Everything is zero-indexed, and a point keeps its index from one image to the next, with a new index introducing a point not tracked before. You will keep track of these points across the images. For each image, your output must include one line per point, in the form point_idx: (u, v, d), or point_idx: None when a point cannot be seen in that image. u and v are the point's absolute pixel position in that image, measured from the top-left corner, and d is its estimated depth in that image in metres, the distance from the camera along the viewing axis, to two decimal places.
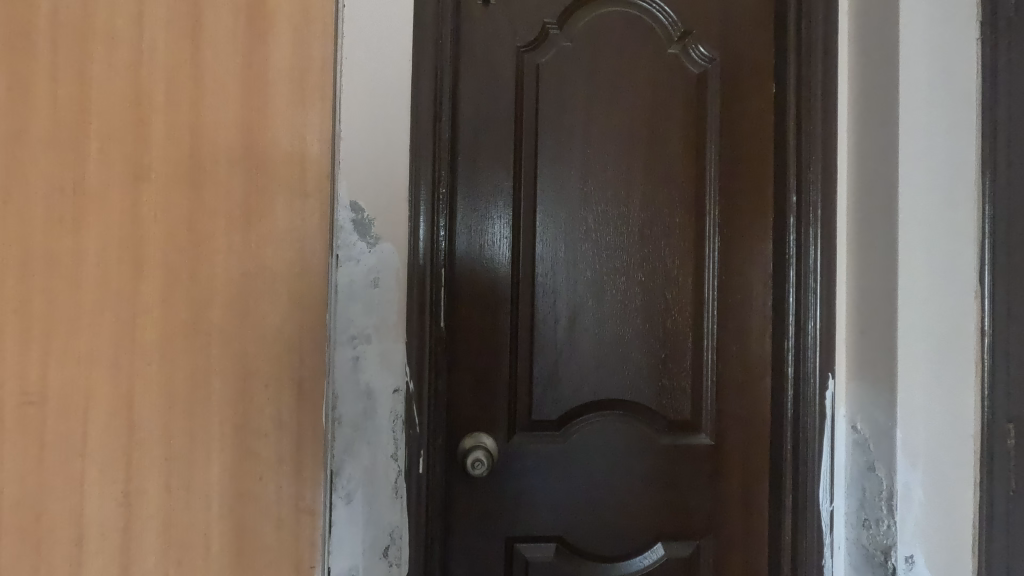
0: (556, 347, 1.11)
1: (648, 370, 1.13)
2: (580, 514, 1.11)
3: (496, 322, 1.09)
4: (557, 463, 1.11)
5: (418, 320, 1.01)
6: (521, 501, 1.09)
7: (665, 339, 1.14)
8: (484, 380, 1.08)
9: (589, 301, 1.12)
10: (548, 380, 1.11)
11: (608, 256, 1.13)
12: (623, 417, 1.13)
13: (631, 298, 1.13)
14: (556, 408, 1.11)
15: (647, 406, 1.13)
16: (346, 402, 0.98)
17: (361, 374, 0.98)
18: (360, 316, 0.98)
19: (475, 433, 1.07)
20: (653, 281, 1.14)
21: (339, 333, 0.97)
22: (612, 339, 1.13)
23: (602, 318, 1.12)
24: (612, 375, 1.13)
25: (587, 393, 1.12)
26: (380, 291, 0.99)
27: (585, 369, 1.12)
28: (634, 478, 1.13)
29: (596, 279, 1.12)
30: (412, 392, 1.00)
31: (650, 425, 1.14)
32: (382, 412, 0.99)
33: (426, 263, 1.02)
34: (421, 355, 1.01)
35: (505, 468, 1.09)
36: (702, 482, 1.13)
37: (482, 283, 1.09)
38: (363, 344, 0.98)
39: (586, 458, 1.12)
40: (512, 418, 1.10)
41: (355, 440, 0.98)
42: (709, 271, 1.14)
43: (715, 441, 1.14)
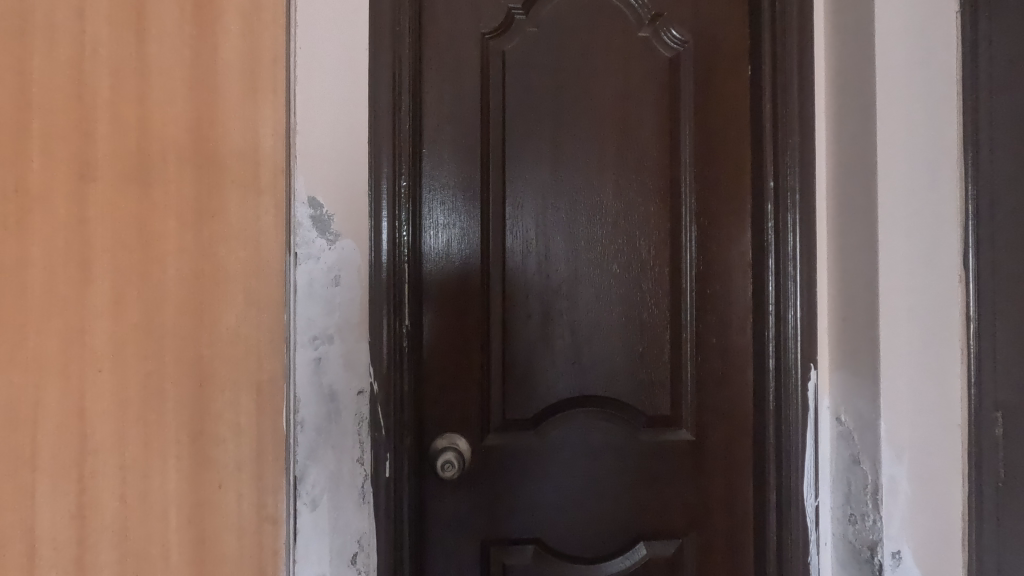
0: (529, 343, 1.08)
1: (624, 365, 1.10)
2: (559, 514, 1.08)
3: (465, 319, 1.06)
4: (532, 463, 1.07)
5: (383, 318, 0.97)
6: (496, 504, 1.05)
7: (641, 331, 1.10)
8: (454, 379, 1.05)
9: (562, 295, 1.09)
10: (521, 378, 1.07)
11: (581, 247, 1.09)
12: (600, 414, 1.09)
13: (606, 291, 1.10)
14: (531, 407, 1.07)
15: (625, 402, 1.10)
16: (308, 404, 0.94)
17: (323, 376, 0.95)
18: (320, 316, 0.94)
19: (448, 433, 1.04)
20: (628, 272, 1.10)
21: (299, 334, 0.93)
22: (587, 333, 1.09)
23: (576, 312, 1.09)
24: (588, 371, 1.09)
25: (562, 390, 1.08)
26: (340, 289, 0.95)
27: (560, 365, 1.08)
28: (614, 476, 1.09)
29: (569, 272, 1.09)
30: (378, 393, 0.96)
31: (629, 422, 1.10)
32: (346, 415, 0.95)
33: (390, 258, 0.98)
34: (388, 354, 0.97)
35: (478, 470, 1.05)
36: (683, 479, 1.10)
37: (450, 279, 1.06)
38: (325, 345, 0.95)
39: (563, 457, 1.08)
40: (484, 417, 1.06)
41: (319, 444, 0.94)
42: (686, 261, 1.11)
43: (695, 436, 1.10)
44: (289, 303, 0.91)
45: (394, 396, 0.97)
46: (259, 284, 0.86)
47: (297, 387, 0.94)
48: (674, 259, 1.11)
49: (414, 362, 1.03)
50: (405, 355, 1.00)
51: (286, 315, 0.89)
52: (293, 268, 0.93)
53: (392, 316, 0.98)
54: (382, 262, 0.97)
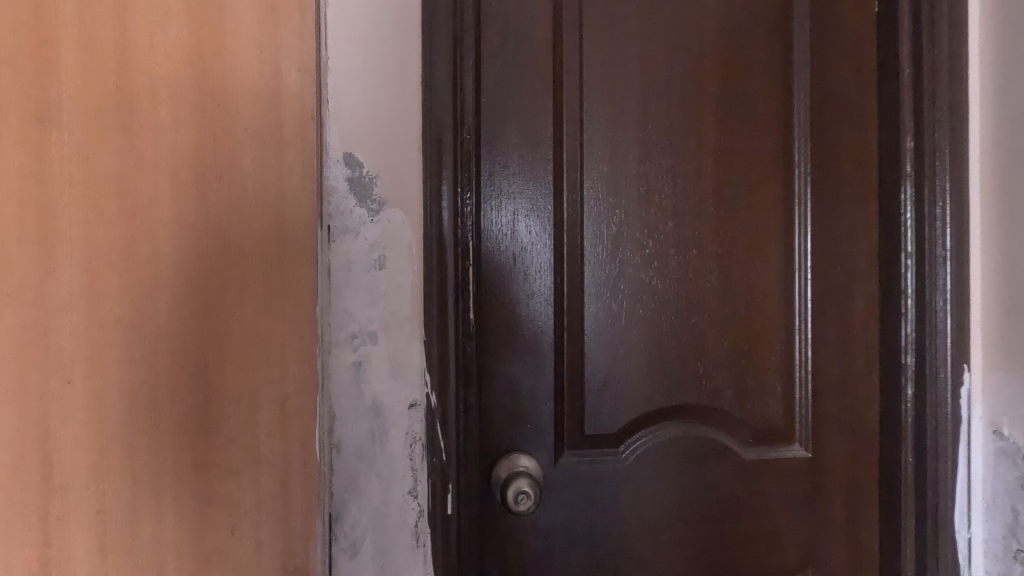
0: (612, 342, 0.87)
1: (727, 367, 0.90)
2: (649, 551, 0.88)
3: (535, 312, 0.84)
4: (616, 489, 0.87)
5: (440, 310, 0.78)
6: (572, 539, 0.86)
7: (746, 327, 0.90)
8: (523, 386, 0.84)
9: (653, 281, 0.88)
10: (604, 384, 0.87)
11: (675, 223, 0.88)
12: (698, 428, 0.89)
13: (704, 277, 0.89)
14: (615, 420, 0.87)
15: (729, 412, 0.90)
16: (347, 421, 0.74)
17: (364, 385, 0.74)
18: (359, 308, 0.74)
19: (511, 454, 0.83)
20: (732, 254, 0.90)
21: (333, 330, 0.73)
22: (682, 329, 0.89)
23: (670, 303, 0.88)
24: (683, 375, 0.89)
25: (653, 399, 0.88)
26: (386, 275, 0.75)
27: (650, 368, 0.88)
28: (713, 503, 0.90)
29: (659, 253, 0.88)
30: (434, 406, 0.77)
31: (732, 437, 0.90)
32: (394, 435, 0.75)
33: (445, 235, 0.78)
34: (445, 356, 0.78)
35: (551, 497, 0.86)
36: (796, 504, 0.91)
37: (517, 262, 0.84)
38: (366, 345, 0.74)
39: (652, 481, 0.88)
40: (559, 433, 0.86)
41: (361, 473, 0.74)
42: (798, 241, 0.91)
43: (810, 452, 0.92)
44: (322, 291, 0.70)
45: (453, 410, 0.78)
46: None
47: (331, 399, 0.73)
48: (785, 238, 0.91)
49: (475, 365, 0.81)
50: (465, 357, 0.80)
51: (320, 307, 0.69)
52: (326, 247, 0.72)
53: (450, 309, 0.78)
54: (437, 242, 0.77)
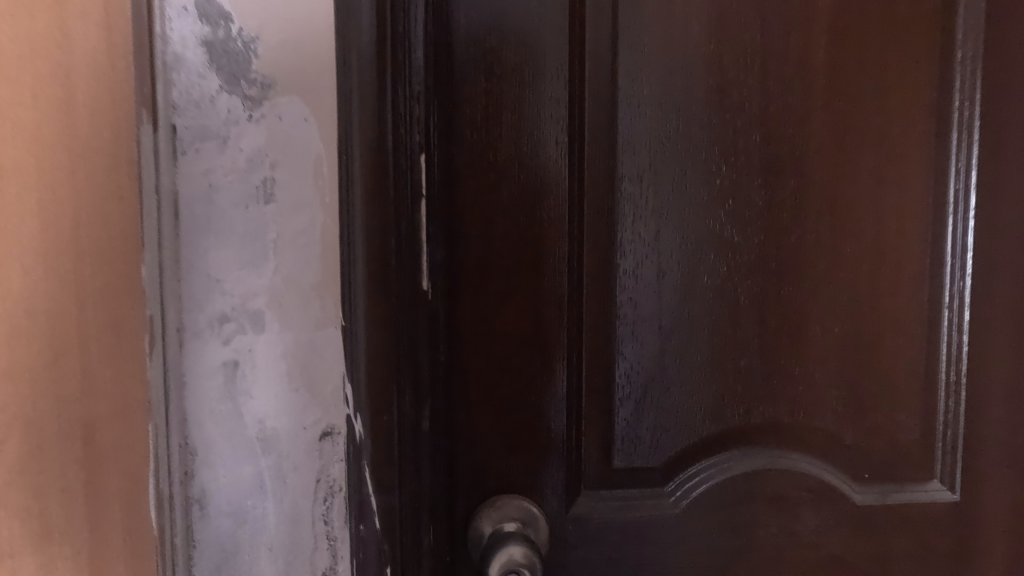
0: (657, 327, 0.55)
1: (835, 367, 0.58)
2: None
3: (535, 281, 0.53)
4: (660, 551, 0.58)
5: (372, 271, 0.43)
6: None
7: (869, 305, 0.58)
8: (515, 397, 0.54)
9: (722, 233, 0.56)
10: (644, 393, 0.56)
11: (758, 141, 0.56)
12: (788, 460, 0.59)
13: (805, 229, 0.57)
14: (661, 449, 0.57)
15: (836, 435, 0.59)
16: (217, 461, 0.44)
17: (244, 401, 0.44)
18: (232, 272, 0.43)
19: (502, 497, 0.54)
20: (851, 191, 0.57)
21: (186, 308, 0.43)
22: (767, 309, 0.57)
23: (748, 267, 0.57)
24: (766, 378, 0.57)
25: (721, 414, 0.57)
26: (277, 213, 0.43)
27: (717, 367, 0.57)
28: (807, 569, 0.60)
29: (735, 191, 0.56)
30: (363, 442, 0.45)
31: (841, 472, 0.59)
32: (297, 482, 0.45)
33: (383, 143, 0.43)
34: (381, 358, 0.44)
35: (563, 561, 0.56)
36: (933, 572, 0.61)
37: (507, 200, 0.52)
38: (245, 333, 0.44)
39: (715, 538, 0.59)
40: (575, 464, 0.56)
41: (243, 544, 0.45)
42: (954, 169, 0.58)
43: (957, 496, 0.60)
44: (157, 242, 0.41)
45: (399, 448, 0.45)
46: None
47: (187, 424, 0.43)
48: (934, 166, 0.58)
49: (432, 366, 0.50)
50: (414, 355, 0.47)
51: (145, 269, 0.39)
52: (167, 164, 0.41)
53: (392, 274, 0.44)
54: (364, 152, 0.43)
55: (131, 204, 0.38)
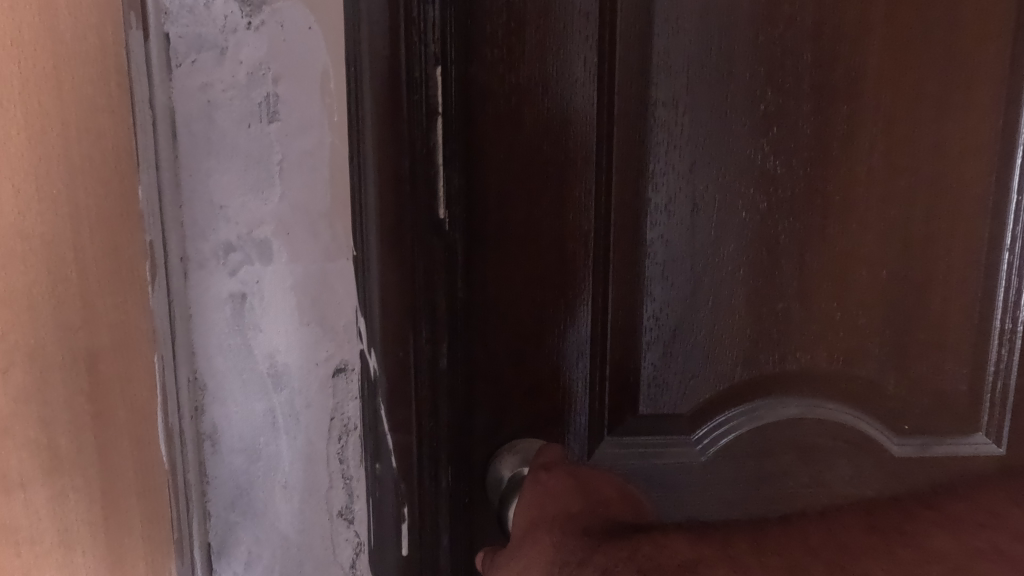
0: (690, 266, 0.52)
1: (881, 312, 0.54)
2: None
3: (559, 216, 0.50)
4: (683, 498, 0.56)
5: (386, 197, 0.40)
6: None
7: (923, 245, 0.53)
8: (536, 338, 0.51)
9: (767, 165, 0.51)
10: (673, 336, 0.52)
11: (811, 61, 0.50)
12: (824, 410, 0.56)
13: (858, 160, 0.52)
14: (689, 396, 0.54)
15: (879, 385, 0.55)
16: (228, 396, 0.42)
17: (253, 335, 0.42)
18: (236, 197, 0.40)
19: (523, 443, 0.52)
20: (912, 119, 0.51)
21: (188, 236, 0.40)
22: (810, 248, 0.52)
23: (794, 202, 0.52)
24: (806, 323, 0.54)
25: (755, 360, 0.54)
26: (282, 134, 0.40)
27: (753, 310, 0.53)
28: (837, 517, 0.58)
29: (783, 117, 0.50)
30: (377, 379, 0.42)
31: (880, 424, 0.56)
32: (310, 420, 0.43)
33: (394, 54, 0.39)
34: (393, 290, 0.41)
35: None
36: None
37: (530, 126, 0.48)
38: (252, 264, 0.41)
39: (742, 488, 0.57)
40: (599, 409, 0.54)
41: (257, 482, 0.43)
42: None
43: (1003, 450, 0.58)
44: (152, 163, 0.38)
45: (416, 389, 0.42)
46: (54, 117, 0.35)
47: (196, 358, 0.42)
48: (1007, 90, 0.52)
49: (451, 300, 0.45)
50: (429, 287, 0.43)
51: (142, 188, 0.38)
52: (161, 78, 0.38)
53: (406, 201, 0.40)
54: (372, 63, 0.39)
55: (120, 116, 0.37)
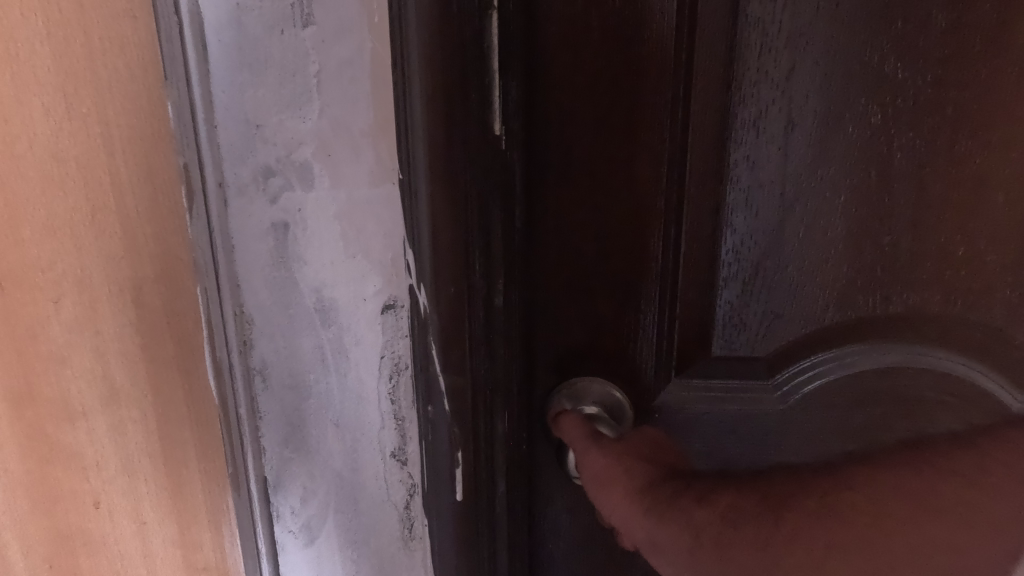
0: (782, 194, 0.44)
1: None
2: None
3: (630, 137, 0.43)
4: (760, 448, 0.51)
5: (434, 111, 0.35)
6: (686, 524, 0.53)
7: None
8: (601, 276, 0.46)
9: (890, 65, 0.41)
10: (756, 273, 0.46)
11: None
12: (933, 360, 0.48)
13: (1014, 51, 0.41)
14: (771, 339, 0.48)
15: (1007, 335, 0.47)
16: (275, 332, 0.40)
17: (298, 268, 0.39)
18: (273, 116, 0.36)
19: (575, 383, 0.48)
20: None
21: (227, 159, 0.37)
22: (938, 169, 0.43)
23: (919, 111, 0.42)
24: (921, 258, 0.45)
25: (854, 303, 0.46)
26: (317, 39, 0.35)
27: (857, 244, 0.45)
28: None
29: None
30: (427, 317, 0.38)
31: (1004, 380, 0.48)
32: (360, 358, 0.41)
33: None
34: (444, 218, 0.36)
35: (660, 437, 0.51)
36: None
37: (600, 26, 0.41)
38: (293, 191, 0.38)
39: (827, 440, 0.51)
40: (668, 351, 0.49)
41: (309, 420, 0.42)
42: None
43: None
44: (182, 78, 0.34)
45: (470, 326, 0.39)
46: (75, 25, 0.32)
47: (241, 293, 0.39)
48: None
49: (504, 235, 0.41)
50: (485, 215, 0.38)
51: (171, 105, 0.34)
52: None
53: (456, 116, 0.35)
54: None
55: (143, 23, 0.33)
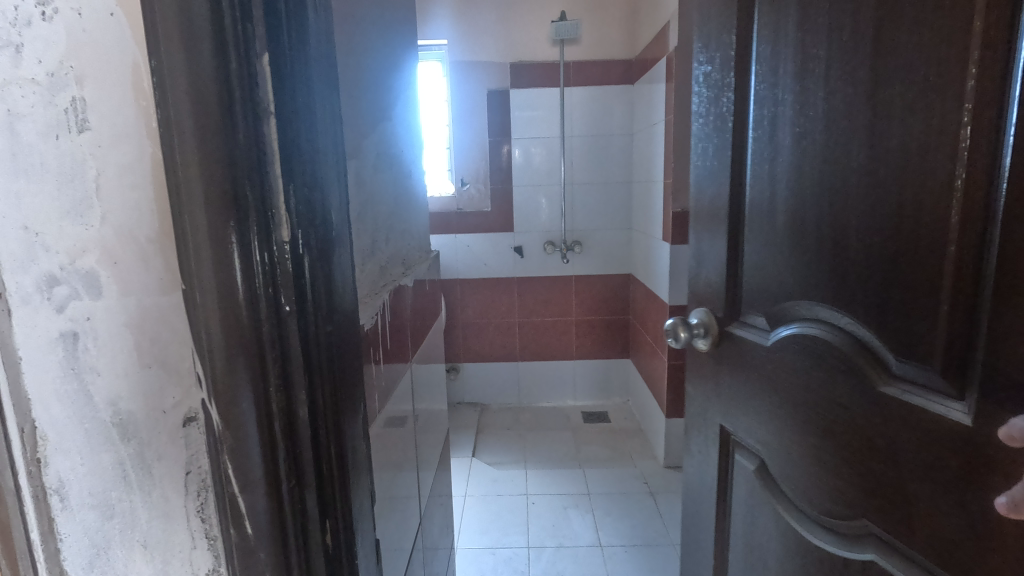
0: (793, 200, 0.70)
1: (905, 262, 0.56)
2: (787, 437, 0.75)
3: (716, 161, 0.85)
4: (776, 392, 0.76)
5: (212, 226, 0.33)
6: (736, 392, 0.85)
7: (902, 188, 0.56)
8: (709, 235, 0.89)
9: (793, 137, 0.69)
10: (751, 246, 0.80)
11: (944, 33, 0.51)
12: (838, 334, 0.66)
13: (955, 152, 0.51)
14: (751, 286, 0.81)
15: (881, 326, 0.60)
16: (74, 451, 0.35)
17: (90, 384, 0.35)
18: (52, 222, 0.33)
19: (704, 313, 0.90)
20: (937, 97, 0.52)
21: (6, 266, 0.32)
22: (833, 183, 0.64)
23: (821, 160, 0.65)
24: (819, 249, 0.67)
25: (789, 271, 0.73)
26: (93, 145, 0.34)
27: (813, 241, 0.68)
28: (852, 423, 0.64)
29: (921, 85, 0.54)
30: (222, 435, 0.35)
31: (876, 362, 0.61)
32: (162, 471, 0.39)
33: (214, 60, 0.32)
34: (240, 310, 0.34)
35: (732, 341, 0.85)
36: (958, 501, 0.53)
37: (727, 112, 0.81)
38: (81, 300, 0.34)
39: (788, 374, 0.74)
40: (734, 287, 0.85)
41: (114, 541, 0.37)
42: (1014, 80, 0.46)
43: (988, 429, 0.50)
44: None
45: (278, 431, 0.36)
46: None
47: (32, 408, 0.33)
48: (1003, 36, 0.47)
49: (313, 334, 0.38)
50: (284, 312, 0.36)
51: None
52: None
53: (232, 236, 0.34)
54: (186, 59, 0.32)
55: None
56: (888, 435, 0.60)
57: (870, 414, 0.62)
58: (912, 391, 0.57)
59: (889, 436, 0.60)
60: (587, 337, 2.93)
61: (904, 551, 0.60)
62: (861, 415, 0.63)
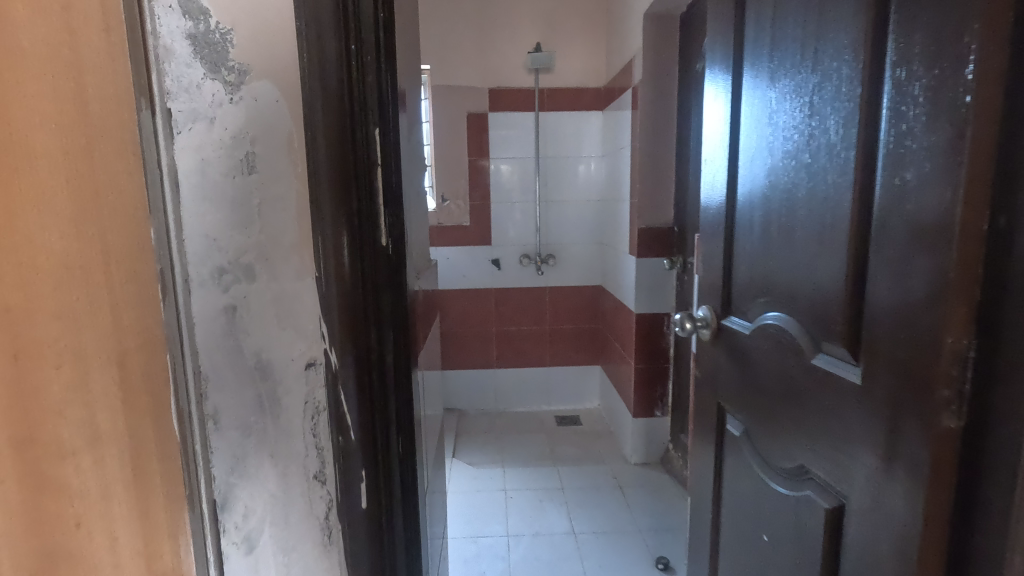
0: (766, 222, 0.93)
1: (825, 268, 0.78)
2: (760, 406, 0.97)
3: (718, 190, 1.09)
4: (753, 369, 0.99)
5: (336, 232, 0.53)
6: (727, 371, 1.09)
7: (823, 214, 0.78)
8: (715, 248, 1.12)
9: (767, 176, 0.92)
10: (744, 258, 1.01)
11: (844, 105, 0.73)
12: (788, 322, 0.88)
13: (847, 190, 0.73)
14: (740, 288, 1.03)
15: (813, 315, 0.82)
16: (224, 385, 0.54)
17: (242, 339, 0.54)
18: (225, 232, 0.52)
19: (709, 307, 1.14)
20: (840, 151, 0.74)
21: (192, 262, 0.52)
22: (787, 211, 0.86)
23: (781, 193, 0.88)
24: (782, 260, 0.89)
25: (763, 277, 0.95)
26: (258, 182, 0.52)
27: (779, 254, 0.89)
28: (798, 389, 0.86)
29: (829, 145, 0.76)
30: (335, 366, 0.55)
31: (808, 341, 0.83)
32: (291, 400, 0.55)
33: (343, 132, 0.52)
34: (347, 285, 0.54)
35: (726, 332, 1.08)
36: (844, 433, 0.75)
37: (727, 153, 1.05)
38: (240, 283, 0.53)
39: (761, 356, 0.96)
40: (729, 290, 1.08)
41: (250, 450, 0.55)
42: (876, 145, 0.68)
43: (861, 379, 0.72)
44: (161, 206, 0.49)
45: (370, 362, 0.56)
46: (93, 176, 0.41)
47: (200, 357, 0.53)
48: (866, 116, 0.69)
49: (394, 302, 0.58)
50: (378, 287, 0.56)
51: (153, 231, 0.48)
52: (166, 145, 0.50)
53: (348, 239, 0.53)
54: (325, 132, 0.51)
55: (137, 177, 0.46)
56: (811, 390, 0.82)
57: (804, 379, 0.84)
58: (828, 361, 0.79)
59: (813, 393, 0.82)
60: (561, 344, 3.13)
61: (825, 484, 0.80)
62: (801, 381, 0.85)
